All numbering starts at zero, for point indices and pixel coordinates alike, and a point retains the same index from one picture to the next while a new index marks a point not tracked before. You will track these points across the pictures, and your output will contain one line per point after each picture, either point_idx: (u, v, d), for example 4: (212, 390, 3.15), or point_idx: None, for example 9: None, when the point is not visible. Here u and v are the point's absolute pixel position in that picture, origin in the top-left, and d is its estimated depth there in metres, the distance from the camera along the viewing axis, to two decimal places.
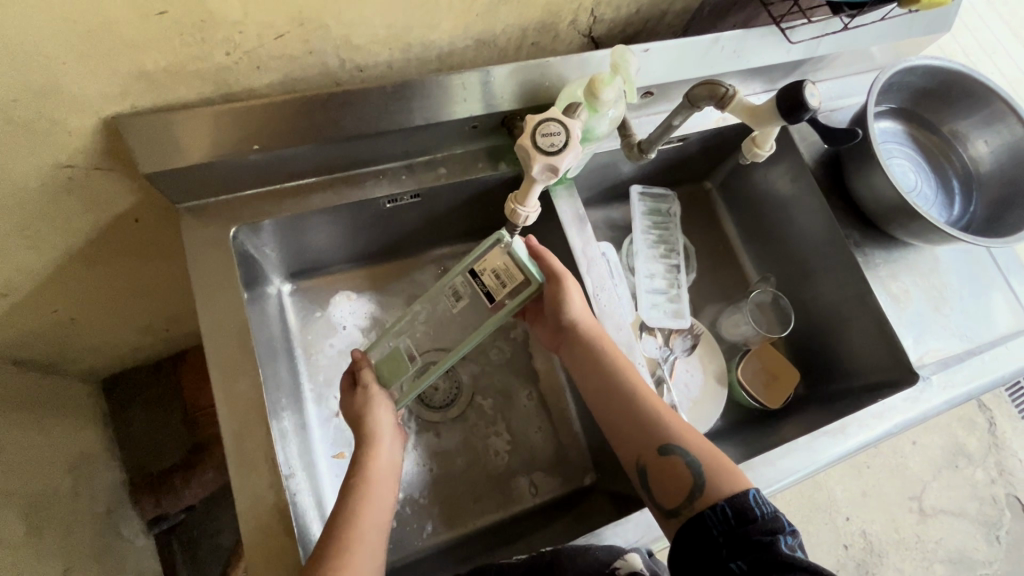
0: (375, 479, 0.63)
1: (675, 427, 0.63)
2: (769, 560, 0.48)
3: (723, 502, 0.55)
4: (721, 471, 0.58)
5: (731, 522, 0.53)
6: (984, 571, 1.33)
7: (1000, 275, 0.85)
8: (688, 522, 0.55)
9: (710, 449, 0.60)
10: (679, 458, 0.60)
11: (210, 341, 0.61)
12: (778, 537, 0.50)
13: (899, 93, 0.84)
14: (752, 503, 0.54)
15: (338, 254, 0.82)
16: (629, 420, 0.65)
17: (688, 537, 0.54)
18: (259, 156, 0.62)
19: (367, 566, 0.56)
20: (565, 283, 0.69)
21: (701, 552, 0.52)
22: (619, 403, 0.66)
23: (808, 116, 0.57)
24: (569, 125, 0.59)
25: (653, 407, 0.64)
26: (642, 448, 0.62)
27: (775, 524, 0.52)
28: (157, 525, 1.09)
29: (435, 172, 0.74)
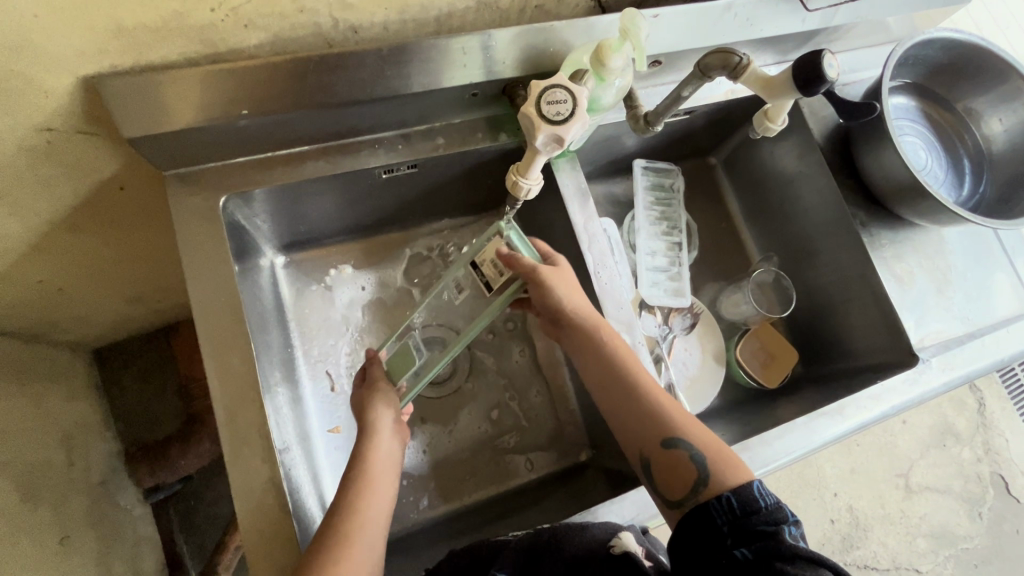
0: (377, 468, 0.63)
1: (676, 418, 0.61)
2: (774, 549, 0.48)
3: (728, 493, 0.54)
4: (723, 463, 0.57)
5: (735, 513, 0.52)
6: (965, 545, 1.37)
7: (1005, 256, 0.84)
8: (693, 512, 0.55)
9: (713, 440, 0.59)
10: (680, 450, 0.58)
11: (200, 314, 0.60)
12: (782, 528, 0.50)
13: (915, 67, 0.81)
14: (756, 494, 0.53)
15: (333, 226, 0.80)
16: (629, 409, 0.63)
17: (691, 525, 0.54)
18: (250, 121, 0.59)
19: (367, 555, 0.55)
20: (543, 279, 0.65)
21: (704, 543, 0.52)
22: (618, 393, 0.64)
23: (826, 88, 0.55)
24: (576, 92, 0.56)
25: (654, 397, 0.63)
26: (644, 439, 0.61)
27: (779, 514, 0.51)
28: (153, 495, 1.08)
29: (432, 142, 0.71)
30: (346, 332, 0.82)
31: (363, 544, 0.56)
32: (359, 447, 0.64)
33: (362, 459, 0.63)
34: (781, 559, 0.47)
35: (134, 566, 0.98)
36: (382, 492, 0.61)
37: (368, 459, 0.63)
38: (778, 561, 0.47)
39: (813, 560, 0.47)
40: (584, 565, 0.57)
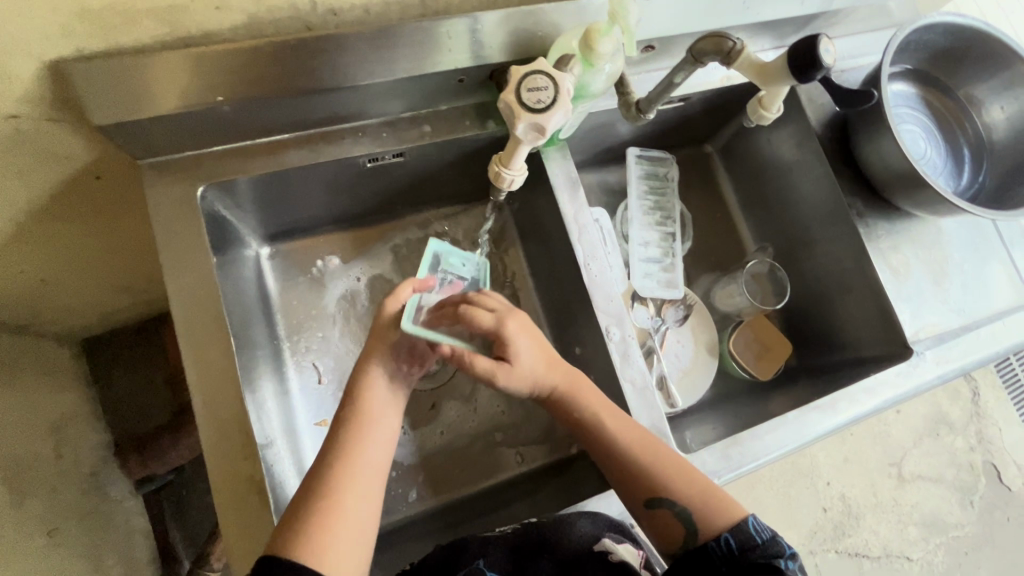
0: (369, 409, 0.61)
1: (659, 473, 0.60)
2: None
3: (725, 534, 0.55)
4: (711, 512, 0.57)
5: (733, 553, 0.54)
6: (956, 533, 1.37)
7: (1003, 247, 0.82)
8: (692, 551, 0.56)
9: (699, 490, 0.59)
10: (667, 509, 0.59)
11: (179, 308, 0.58)
12: (780, 562, 0.52)
13: (916, 53, 0.79)
14: (752, 531, 0.55)
15: (319, 216, 0.78)
16: (611, 468, 0.62)
17: (693, 561, 0.55)
18: (228, 108, 0.57)
19: (357, 507, 0.54)
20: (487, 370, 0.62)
21: None
22: (599, 451, 0.63)
23: (821, 75, 0.53)
24: (559, 79, 0.54)
25: (636, 453, 0.61)
26: (629, 494, 0.61)
27: (777, 548, 0.54)
28: (144, 486, 1.07)
29: (419, 129, 0.69)
30: (333, 323, 0.80)
31: (351, 486, 0.55)
32: (352, 386, 0.62)
33: (353, 403, 0.61)
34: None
35: (126, 557, 0.98)
36: (375, 431, 0.60)
37: (359, 402, 0.61)
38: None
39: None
40: (580, 566, 0.58)
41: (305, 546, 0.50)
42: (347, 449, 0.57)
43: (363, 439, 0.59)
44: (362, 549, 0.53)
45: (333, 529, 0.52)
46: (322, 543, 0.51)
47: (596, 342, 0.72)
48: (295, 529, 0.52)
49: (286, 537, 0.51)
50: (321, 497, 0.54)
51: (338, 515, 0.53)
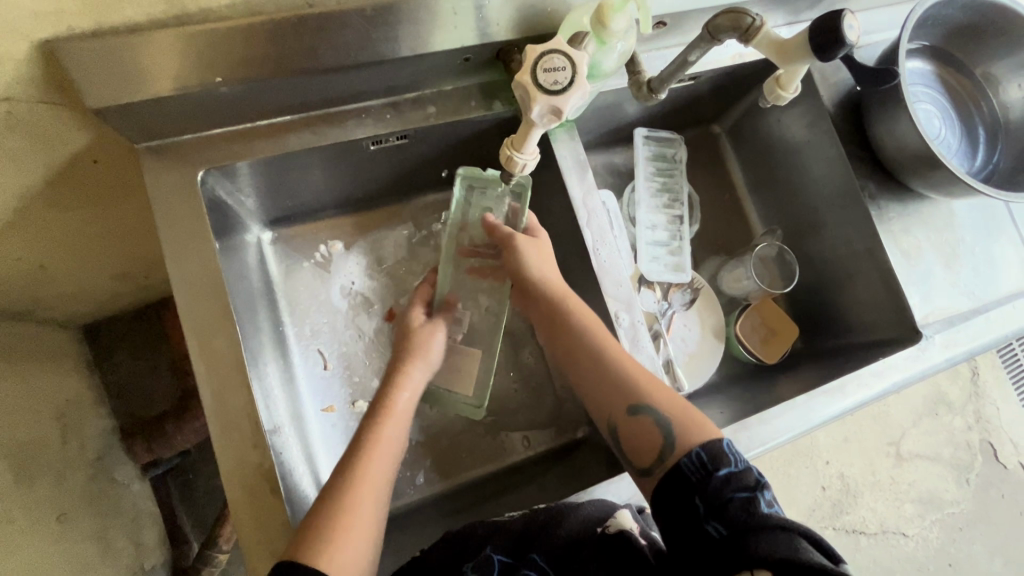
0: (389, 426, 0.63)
1: (642, 383, 0.61)
2: (745, 518, 0.47)
3: (696, 447, 0.54)
4: (690, 424, 0.57)
5: (704, 466, 0.53)
6: (952, 510, 1.39)
7: (1014, 229, 0.81)
8: (666, 472, 0.55)
9: (680, 404, 0.59)
10: (647, 416, 0.59)
11: (183, 296, 0.58)
12: (756, 495, 0.49)
13: (934, 29, 0.76)
14: (726, 450, 0.53)
15: (322, 200, 0.77)
16: (598, 381, 0.64)
17: (667, 488, 0.54)
18: (227, 89, 0.56)
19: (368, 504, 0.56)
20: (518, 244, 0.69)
21: (677, 504, 0.52)
22: (582, 363, 0.65)
23: (844, 53, 0.51)
24: (576, 58, 0.52)
25: (622, 363, 0.63)
26: (612, 405, 0.62)
27: (750, 478, 0.51)
28: (151, 470, 1.08)
29: (423, 110, 0.67)
30: (338, 310, 0.80)
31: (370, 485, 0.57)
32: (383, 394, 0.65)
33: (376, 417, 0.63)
34: (754, 529, 0.46)
35: (135, 540, 1.00)
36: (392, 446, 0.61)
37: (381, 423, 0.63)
38: (750, 531, 0.46)
39: (786, 527, 0.45)
40: (581, 543, 0.55)
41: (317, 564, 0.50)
42: (363, 468, 0.58)
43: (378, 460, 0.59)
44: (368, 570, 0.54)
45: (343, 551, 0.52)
46: (331, 561, 0.51)
47: (604, 328, 0.72)
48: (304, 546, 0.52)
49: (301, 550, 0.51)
50: (336, 515, 0.54)
51: (350, 525, 0.54)
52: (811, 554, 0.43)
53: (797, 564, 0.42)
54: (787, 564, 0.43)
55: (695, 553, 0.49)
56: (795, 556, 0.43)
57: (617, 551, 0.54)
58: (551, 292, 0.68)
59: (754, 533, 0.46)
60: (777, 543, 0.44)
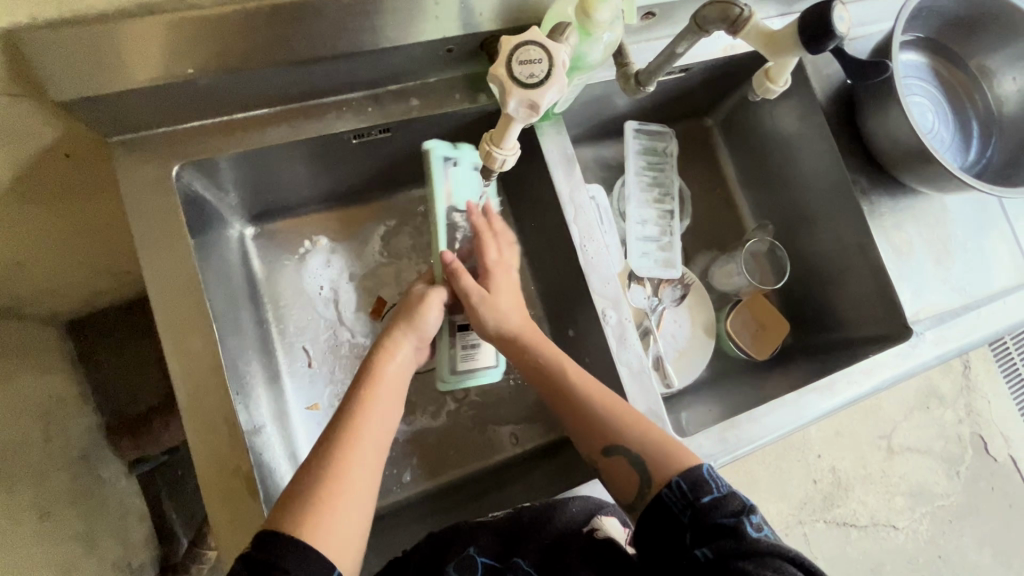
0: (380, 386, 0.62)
1: (613, 419, 0.60)
2: (733, 545, 0.47)
3: (676, 478, 0.53)
4: (663, 456, 0.56)
5: (687, 496, 0.52)
6: (942, 502, 1.40)
7: (1006, 223, 0.80)
8: (649, 505, 0.54)
9: (648, 435, 0.58)
10: (620, 456, 0.58)
11: (159, 294, 0.56)
12: (743, 519, 0.49)
13: (929, 20, 0.75)
14: (707, 476, 0.53)
15: (305, 195, 0.75)
16: (573, 423, 0.62)
17: (652, 519, 0.53)
18: (202, 82, 0.54)
19: (359, 468, 0.55)
20: (474, 302, 0.66)
21: (664, 533, 0.52)
22: (560, 397, 0.63)
23: (834, 45, 0.50)
24: (554, 50, 0.50)
25: (590, 401, 0.62)
26: (588, 448, 0.61)
27: (735, 503, 0.50)
28: (138, 466, 1.06)
29: (406, 103, 0.65)
30: (323, 307, 0.78)
31: (356, 450, 0.56)
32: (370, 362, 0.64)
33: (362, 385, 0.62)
34: (743, 555, 0.46)
35: (122, 538, 0.99)
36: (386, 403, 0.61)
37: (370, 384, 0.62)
38: (739, 557, 0.46)
39: (775, 554, 0.45)
40: (567, 545, 0.55)
41: (315, 524, 0.50)
42: (352, 432, 0.57)
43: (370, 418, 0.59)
44: (364, 530, 0.54)
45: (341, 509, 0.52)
46: (317, 527, 0.50)
47: (592, 325, 0.71)
48: (298, 508, 0.51)
49: (292, 513, 0.51)
50: (326, 480, 0.53)
51: (338, 491, 0.53)
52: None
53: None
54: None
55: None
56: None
57: (603, 556, 0.55)
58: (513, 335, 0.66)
59: (744, 560, 0.45)
60: (768, 571, 0.44)
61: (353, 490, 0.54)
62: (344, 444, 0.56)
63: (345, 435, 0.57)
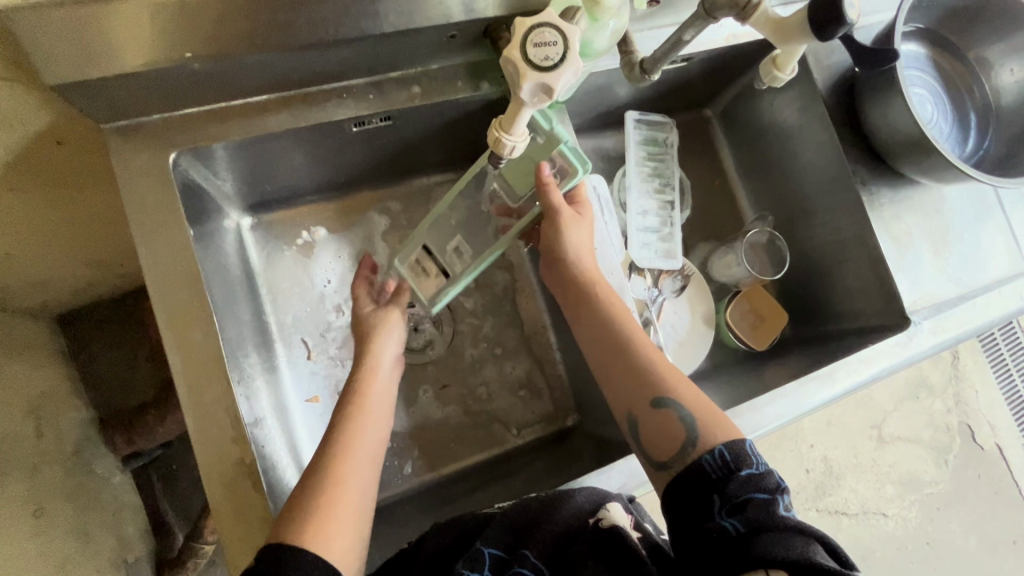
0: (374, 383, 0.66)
1: (668, 377, 0.62)
2: (766, 519, 0.47)
3: (719, 446, 0.54)
4: (713, 420, 0.57)
5: (728, 465, 0.53)
6: (931, 490, 1.42)
7: (1002, 214, 0.81)
8: (687, 470, 0.55)
9: (704, 401, 0.59)
10: (671, 410, 0.59)
11: (157, 286, 0.55)
12: (777, 497, 0.49)
13: (930, 11, 0.75)
14: (749, 450, 0.53)
15: (303, 185, 0.74)
16: (622, 371, 0.64)
17: (686, 487, 0.54)
18: (199, 66, 0.53)
19: (361, 479, 0.56)
20: (562, 223, 0.68)
21: (695, 503, 0.52)
22: (615, 352, 0.65)
23: (843, 32, 0.49)
24: (568, 32, 0.49)
25: (645, 355, 0.64)
26: (634, 399, 0.62)
27: (771, 481, 0.50)
28: (129, 463, 1.05)
29: (408, 91, 0.64)
30: (323, 299, 0.78)
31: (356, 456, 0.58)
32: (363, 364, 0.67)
33: (355, 392, 0.64)
34: (772, 529, 0.46)
35: (116, 533, 0.97)
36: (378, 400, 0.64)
37: (364, 383, 0.65)
38: (767, 531, 0.46)
39: (803, 531, 0.45)
40: (572, 539, 0.55)
41: (316, 531, 0.50)
42: (349, 436, 0.59)
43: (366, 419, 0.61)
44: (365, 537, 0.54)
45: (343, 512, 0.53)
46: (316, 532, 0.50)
47: None
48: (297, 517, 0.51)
49: (293, 523, 0.51)
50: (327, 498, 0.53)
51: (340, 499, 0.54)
52: (827, 561, 0.43)
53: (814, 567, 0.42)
54: (802, 566, 0.42)
55: (704, 547, 0.48)
56: (813, 559, 0.42)
57: (609, 547, 0.53)
58: (582, 273, 0.70)
59: (771, 532, 0.45)
60: (795, 546, 0.44)
61: (352, 496, 0.54)
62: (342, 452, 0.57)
63: (343, 442, 0.58)
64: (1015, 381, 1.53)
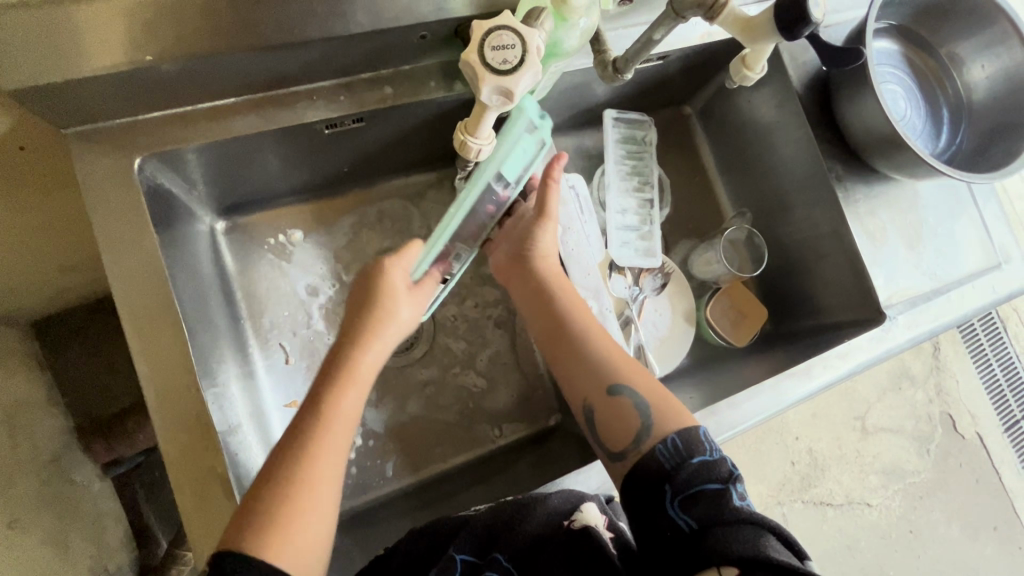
0: (361, 373, 0.60)
1: (622, 365, 0.63)
2: (716, 514, 0.48)
3: (673, 434, 0.55)
4: (667, 408, 0.58)
5: (679, 451, 0.54)
6: (913, 480, 1.44)
7: (975, 208, 0.82)
8: (640, 466, 0.55)
9: (658, 389, 0.61)
10: (626, 397, 0.60)
11: (123, 294, 0.54)
12: (729, 487, 0.50)
13: (901, 8, 0.76)
14: (702, 438, 0.54)
15: (277, 187, 0.73)
16: (577, 365, 0.64)
17: (641, 477, 0.54)
18: (165, 70, 0.52)
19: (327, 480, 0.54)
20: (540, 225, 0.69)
21: (646, 494, 0.53)
22: (572, 346, 0.65)
23: (809, 31, 0.49)
24: (527, 33, 0.49)
25: (601, 347, 0.64)
26: (588, 389, 0.62)
27: (723, 470, 0.51)
28: (112, 470, 1.01)
29: (380, 91, 0.64)
30: (300, 302, 0.77)
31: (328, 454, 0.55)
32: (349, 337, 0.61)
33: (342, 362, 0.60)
34: (723, 523, 0.47)
35: (96, 541, 0.96)
36: (357, 395, 0.59)
37: (350, 359, 0.60)
38: (719, 525, 0.47)
39: (754, 522, 0.46)
40: (547, 539, 0.55)
41: (275, 539, 0.49)
42: (319, 438, 0.55)
43: (342, 416, 0.57)
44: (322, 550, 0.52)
45: (304, 524, 0.51)
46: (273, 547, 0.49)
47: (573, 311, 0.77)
48: (258, 518, 0.50)
49: (247, 529, 0.49)
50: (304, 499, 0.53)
51: (305, 504, 0.51)
52: (776, 551, 0.44)
53: (762, 560, 0.43)
54: (752, 561, 0.43)
55: (659, 544, 0.49)
56: (762, 551, 0.43)
57: (581, 548, 0.53)
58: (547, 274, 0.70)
59: (722, 526, 0.46)
60: (745, 539, 0.45)
61: (317, 503, 0.52)
62: (311, 449, 0.54)
63: (313, 442, 0.54)
64: (995, 371, 1.56)
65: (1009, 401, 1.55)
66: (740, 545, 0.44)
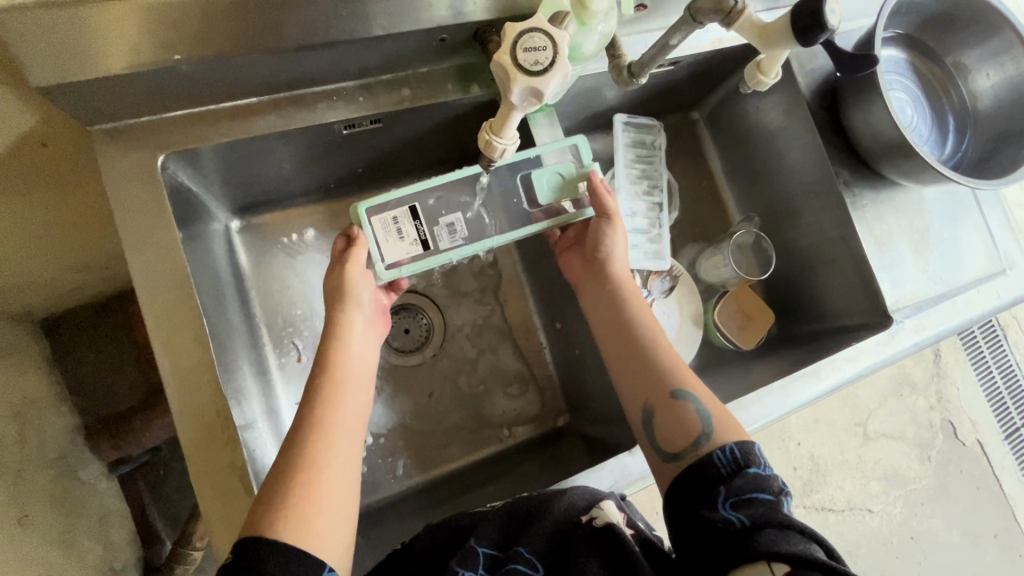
0: (343, 372, 0.59)
1: (686, 376, 0.62)
2: (770, 517, 0.49)
3: (730, 444, 0.56)
4: (727, 420, 0.58)
5: (738, 462, 0.54)
6: (915, 486, 1.44)
7: (979, 215, 0.83)
8: (696, 468, 0.55)
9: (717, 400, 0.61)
10: (690, 405, 0.60)
11: (145, 289, 0.55)
12: (782, 498, 0.51)
13: (908, 17, 0.77)
14: (759, 453, 0.55)
15: (293, 187, 0.74)
16: (643, 368, 0.63)
17: (695, 478, 0.55)
18: (191, 69, 0.53)
19: (338, 476, 0.54)
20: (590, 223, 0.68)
21: (699, 492, 0.54)
22: (641, 346, 0.65)
23: (825, 38, 0.51)
24: (557, 37, 0.50)
25: (664, 353, 0.64)
26: (652, 392, 0.62)
27: (774, 483, 0.52)
28: (117, 469, 1.02)
29: (397, 94, 0.65)
30: (312, 301, 0.78)
31: (331, 448, 0.54)
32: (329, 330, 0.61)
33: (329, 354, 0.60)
34: (775, 526, 0.48)
35: (102, 540, 0.96)
36: (350, 396, 0.58)
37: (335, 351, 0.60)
38: (770, 527, 0.48)
39: (802, 531, 0.48)
40: (564, 536, 0.55)
41: (303, 520, 0.50)
42: (323, 430, 0.55)
43: (336, 408, 0.57)
44: (344, 536, 0.52)
45: (325, 512, 0.51)
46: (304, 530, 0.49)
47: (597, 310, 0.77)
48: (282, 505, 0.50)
49: (270, 512, 0.50)
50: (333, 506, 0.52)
51: (322, 494, 0.52)
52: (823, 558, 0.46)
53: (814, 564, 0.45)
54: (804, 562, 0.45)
55: (702, 536, 0.50)
56: (812, 556, 0.45)
57: (601, 542, 0.54)
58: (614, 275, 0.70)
59: (774, 528, 0.48)
60: (796, 543, 0.47)
61: (334, 492, 0.53)
62: (313, 450, 0.54)
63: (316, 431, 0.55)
64: (995, 379, 1.57)
65: (1010, 410, 1.56)
66: (791, 548, 0.46)
